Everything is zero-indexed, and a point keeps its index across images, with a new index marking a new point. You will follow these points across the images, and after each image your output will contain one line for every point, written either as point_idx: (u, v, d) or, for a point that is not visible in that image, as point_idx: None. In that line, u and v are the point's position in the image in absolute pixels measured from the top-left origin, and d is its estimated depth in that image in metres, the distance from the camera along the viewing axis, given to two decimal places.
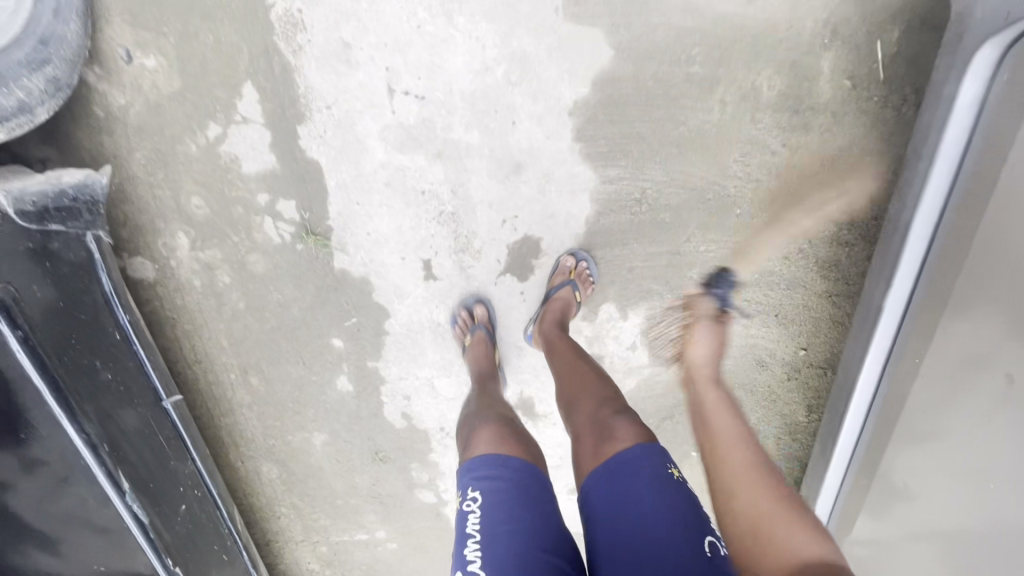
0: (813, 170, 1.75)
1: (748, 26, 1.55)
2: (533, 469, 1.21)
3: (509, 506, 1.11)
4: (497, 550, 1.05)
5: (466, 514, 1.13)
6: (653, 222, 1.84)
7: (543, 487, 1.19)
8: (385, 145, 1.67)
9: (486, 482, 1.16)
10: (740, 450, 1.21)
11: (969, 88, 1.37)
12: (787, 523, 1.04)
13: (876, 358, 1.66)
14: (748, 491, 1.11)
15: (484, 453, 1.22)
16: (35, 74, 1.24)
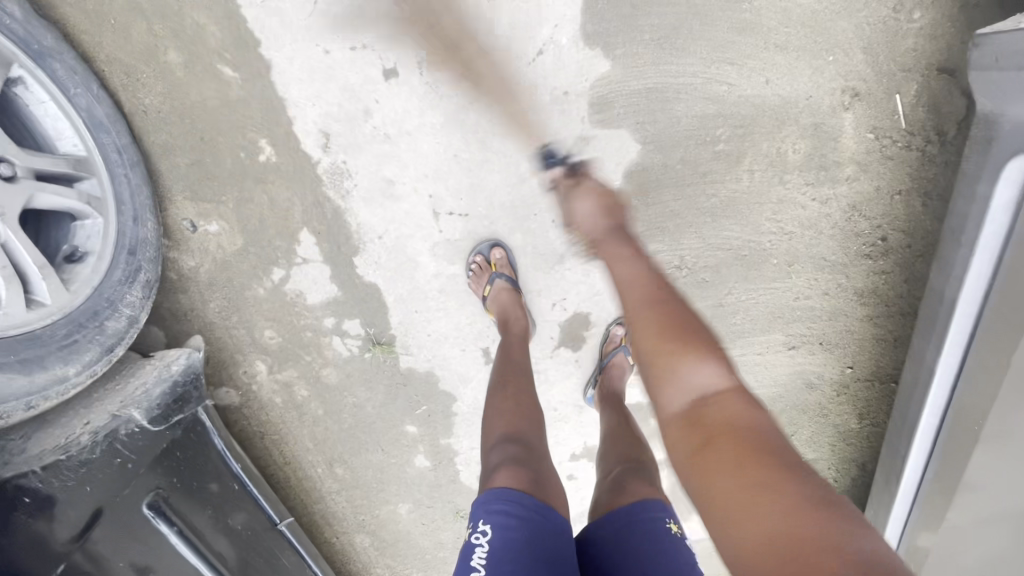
0: (844, 215, 1.81)
1: (769, 101, 1.60)
2: (548, 510, 1.22)
3: (516, 549, 1.14)
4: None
5: (475, 545, 1.18)
6: (695, 282, 1.91)
7: (557, 528, 1.22)
8: (435, 259, 1.76)
9: (502, 517, 1.18)
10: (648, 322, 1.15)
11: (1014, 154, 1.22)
12: (686, 360, 1.05)
13: (933, 411, 1.52)
14: (676, 392, 1.03)
15: (504, 488, 1.22)
16: (134, 283, 1.36)
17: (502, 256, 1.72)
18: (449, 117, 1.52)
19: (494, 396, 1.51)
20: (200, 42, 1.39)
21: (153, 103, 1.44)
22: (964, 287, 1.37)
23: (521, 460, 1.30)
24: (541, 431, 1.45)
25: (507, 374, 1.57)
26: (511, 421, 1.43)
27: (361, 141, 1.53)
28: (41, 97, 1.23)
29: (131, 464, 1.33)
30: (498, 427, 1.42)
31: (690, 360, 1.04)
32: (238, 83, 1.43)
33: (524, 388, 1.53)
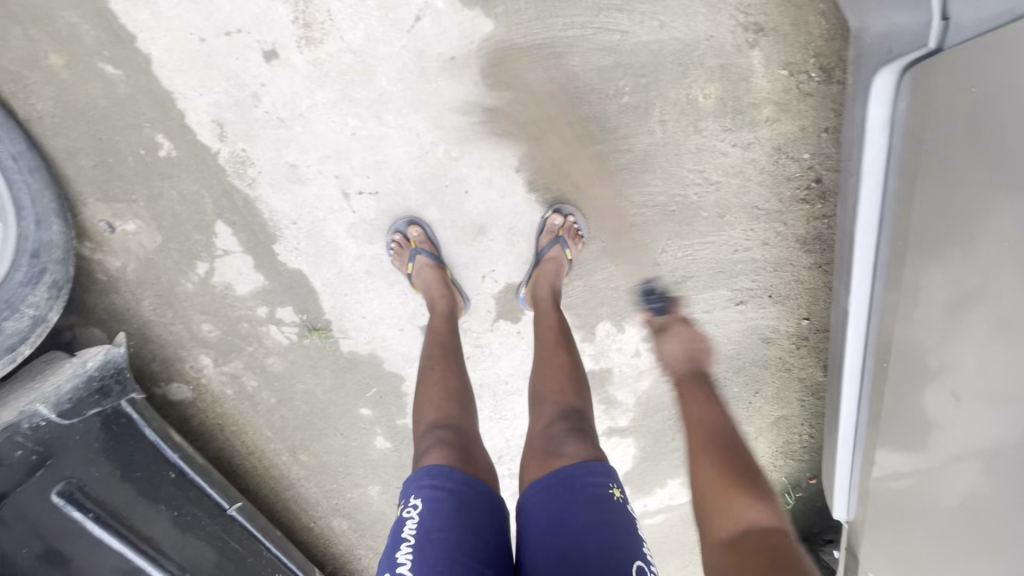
0: (771, 159, 1.73)
1: (668, 46, 1.54)
2: (477, 482, 1.22)
3: (446, 518, 1.13)
4: (424, 557, 1.08)
5: (404, 519, 1.16)
6: (625, 242, 1.87)
7: (488, 500, 1.21)
8: (355, 241, 1.77)
9: (429, 491, 1.18)
10: (704, 430, 1.24)
11: (884, 80, 1.23)
12: (743, 503, 1.08)
13: (854, 352, 1.50)
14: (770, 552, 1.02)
15: (434, 465, 1.23)
16: (36, 286, 1.40)
17: (419, 233, 1.70)
18: (339, 94, 1.51)
19: (425, 381, 1.49)
20: (78, 41, 1.40)
21: (46, 107, 1.46)
22: (860, 221, 1.36)
23: (451, 440, 1.31)
24: (472, 413, 1.44)
25: (438, 355, 1.56)
26: (439, 406, 1.41)
27: (256, 127, 1.53)
28: None
29: (35, 455, 1.41)
30: (427, 411, 1.41)
31: (754, 505, 1.08)
32: (122, 79, 1.44)
33: (451, 367, 1.53)
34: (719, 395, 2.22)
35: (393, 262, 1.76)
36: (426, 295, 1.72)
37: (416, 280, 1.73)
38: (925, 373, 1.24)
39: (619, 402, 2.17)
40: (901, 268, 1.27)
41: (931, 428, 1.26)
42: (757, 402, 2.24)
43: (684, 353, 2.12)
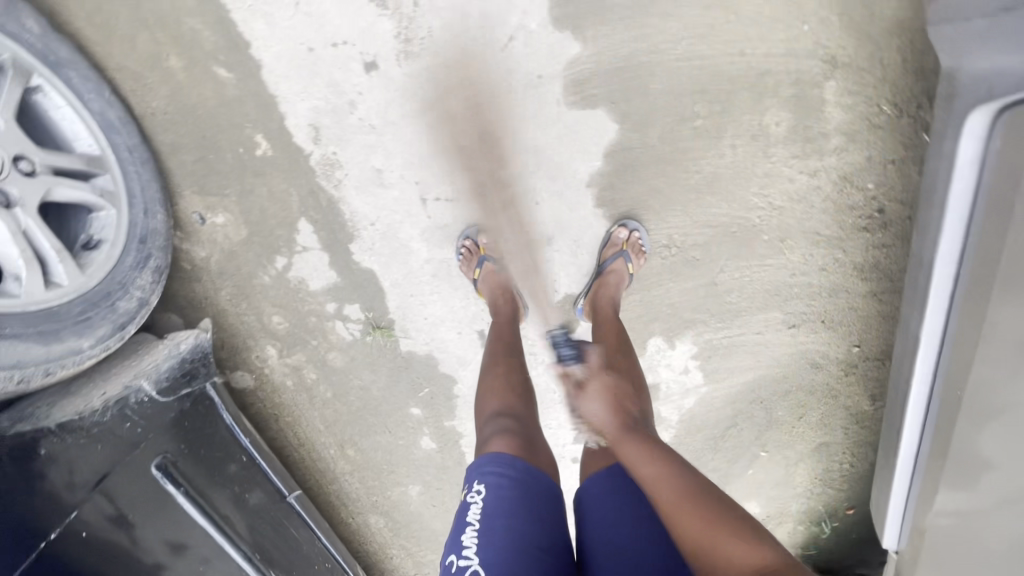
0: (836, 187, 1.78)
1: (748, 74, 1.60)
2: (539, 471, 1.27)
3: (511, 505, 1.17)
4: (490, 540, 1.13)
5: (469, 504, 1.20)
6: (684, 260, 1.91)
7: (548, 489, 1.26)
8: (427, 245, 1.84)
9: (494, 478, 1.22)
10: (672, 480, 1.10)
11: (979, 118, 1.27)
12: (728, 537, 1.00)
13: (922, 382, 1.52)
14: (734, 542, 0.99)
15: (497, 452, 1.27)
16: (146, 269, 1.47)
17: (490, 241, 1.78)
18: (430, 105, 1.59)
19: (489, 372, 1.55)
20: (197, 45, 1.50)
21: (159, 105, 1.56)
22: (940, 254, 1.40)
23: (514, 427, 1.35)
24: (532, 405, 1.48)
25: (500, 352, 1.61)
26: (502, 397, 1.45)
27: (348, 132, 1.62)
28: (57, 101, 1.36)
29: (138, 427, 1.44)
30: (491, 400, 1.46)
31: (735, 542, 0.99)
32: (233, 82, 1.54)
33: (516, 365, 1.56)
34: (764, 417, 2.24)
35: (461, 267, 1.83)
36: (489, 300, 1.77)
37: (481, 286, 1.78)
38: (988, 414, 1.28)
39: (664, 418, 2.20)
40: (976, 308, 1.31)
41: (984, 469, 1.30)
42: (801, 427, 2.25)
43: (733, 372, 2.15)
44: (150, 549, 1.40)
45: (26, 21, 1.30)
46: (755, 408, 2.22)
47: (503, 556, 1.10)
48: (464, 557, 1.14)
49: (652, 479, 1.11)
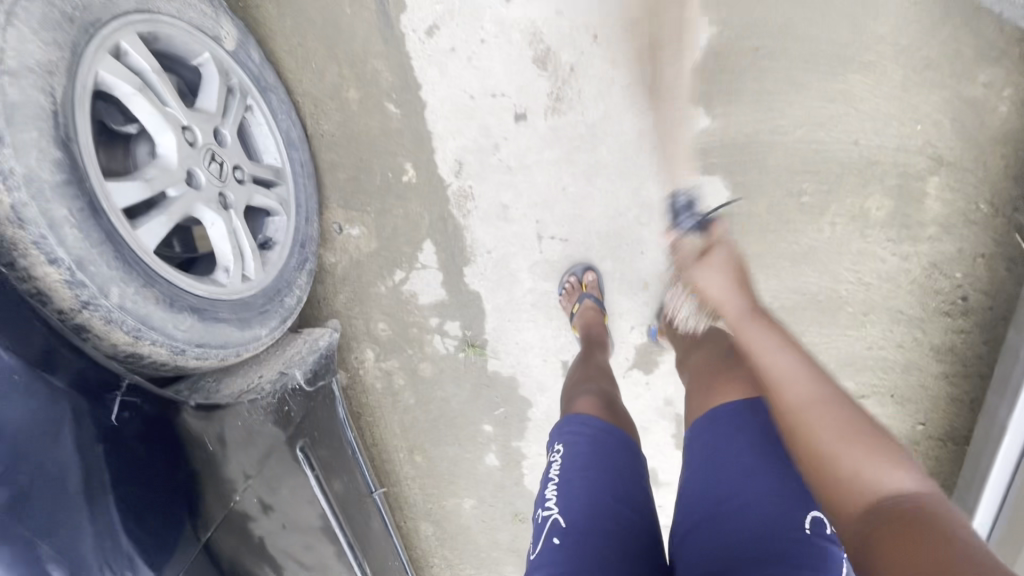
0: (924, 272, 1.88)
1: (859, 161, 1.72)
2: (614, 428, 1.30)
3: (586, 458, 1.22)
4: (569, 492, 1.17)
5: (551, 463, 1.27)
6: (769, 321, 2.03)
7: (625, 445, 1.27)
8: (533, 276, 2.00)
9: (573, 436, 1.28)
10: (748, 325, 1.22)
11: None
12: (769, 360, 1.09)
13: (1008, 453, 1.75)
14: (836, 417, 0.94)
15: (576, 414, 1.35)
16: (303, 270, 1.66)
17: (592, 280, 1.92)
18: (564, 155, 1.77)
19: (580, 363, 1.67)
20: (374, 83, 1.70)
21: (330, 128, 1.77)
22: None
23: (595, 397, 1.41)
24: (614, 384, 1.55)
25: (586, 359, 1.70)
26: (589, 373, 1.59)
27: (487, 171, 1.81)
28: (259, 120, 1.56)
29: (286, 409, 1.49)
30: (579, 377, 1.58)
31: (770, 359, 1.09)
32: (398, 117, 1.74)
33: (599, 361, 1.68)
34: None
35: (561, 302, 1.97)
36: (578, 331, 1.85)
37: (575, 320, 1.89)
38: None
39: None
40: None
41: None
42: None
43: None
44: (242, 503, 1.34)
45: (251, 51, 1.50)
46: None
47: (581, 504, 1.14)
48: (547, 508, 1.19)
49: (786, 377, 1.03)
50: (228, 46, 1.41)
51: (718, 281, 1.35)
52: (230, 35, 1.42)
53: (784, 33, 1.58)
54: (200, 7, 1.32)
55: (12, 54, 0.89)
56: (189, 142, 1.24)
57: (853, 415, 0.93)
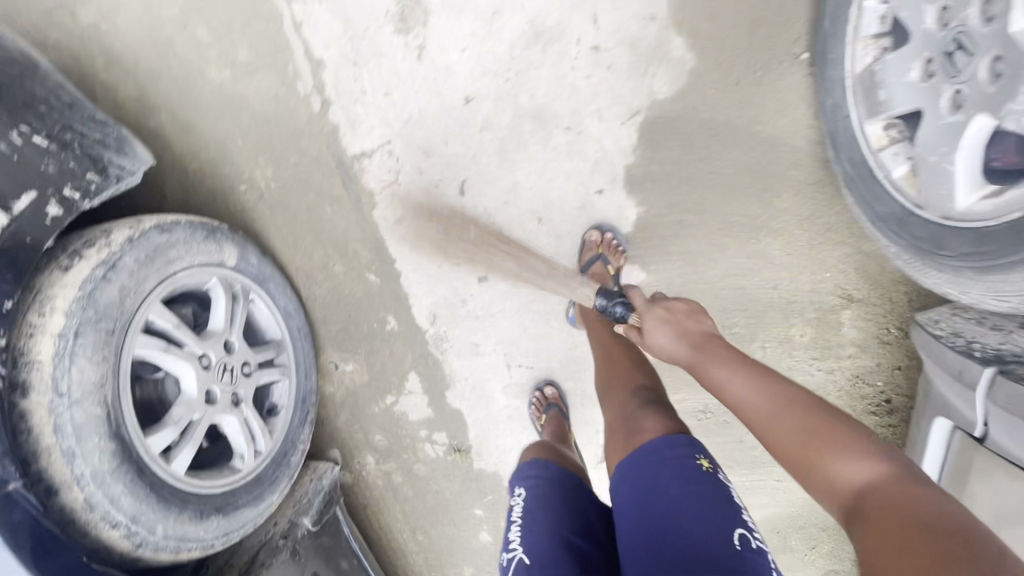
0: (849, 380, 2.07)
1: (778, 300, 1.95)
2: (569, 471, 1.37)
3: (545, 499, 1.26)
4: (530, 529, 1.19)
5: (512, 506, 1.30)
6: (717, 422, 2.28)
7: (580, 486, 1.32)
8: (506, 394, 2.27)
9: (530, 480, 1.34)
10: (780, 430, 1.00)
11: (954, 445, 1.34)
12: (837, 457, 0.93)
13: None
14: (777, 422, 1.01)
15: (532, 459, 1.40)
16: (304, 423, 1.96)
17: (554, 392, 2.14)
18: (523, 303, 2.05)
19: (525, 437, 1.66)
20: (357, 258, 1.97)
21: (320, 293, 2.04)
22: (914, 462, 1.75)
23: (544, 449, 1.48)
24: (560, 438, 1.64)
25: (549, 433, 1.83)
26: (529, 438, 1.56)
27: (458, 318, 2.09)
28: (260, 305, 1.83)
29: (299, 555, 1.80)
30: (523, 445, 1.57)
31: (843, 460, 0.92)
32: (378, 282, 2.02)
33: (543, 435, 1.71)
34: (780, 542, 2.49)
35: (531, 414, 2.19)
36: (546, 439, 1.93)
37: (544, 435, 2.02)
38: None
39: None
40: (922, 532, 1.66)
41: None
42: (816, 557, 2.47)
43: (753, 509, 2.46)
44: None
45: (249, 255, 1.76)
46: (774, 537, 2.48)
47: (541, 539, 1.16)
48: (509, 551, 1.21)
49: (751, 404, 1.05)
50: (230, 264, 1.68)
51: (665, 329, 1.21)
52: (230, 253, 1.68)
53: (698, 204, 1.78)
54: (205, 246, 1.58)
55: (73, 386, 1.18)
56: (204, 367, 1.52)
57: (748, 366, 1.09)
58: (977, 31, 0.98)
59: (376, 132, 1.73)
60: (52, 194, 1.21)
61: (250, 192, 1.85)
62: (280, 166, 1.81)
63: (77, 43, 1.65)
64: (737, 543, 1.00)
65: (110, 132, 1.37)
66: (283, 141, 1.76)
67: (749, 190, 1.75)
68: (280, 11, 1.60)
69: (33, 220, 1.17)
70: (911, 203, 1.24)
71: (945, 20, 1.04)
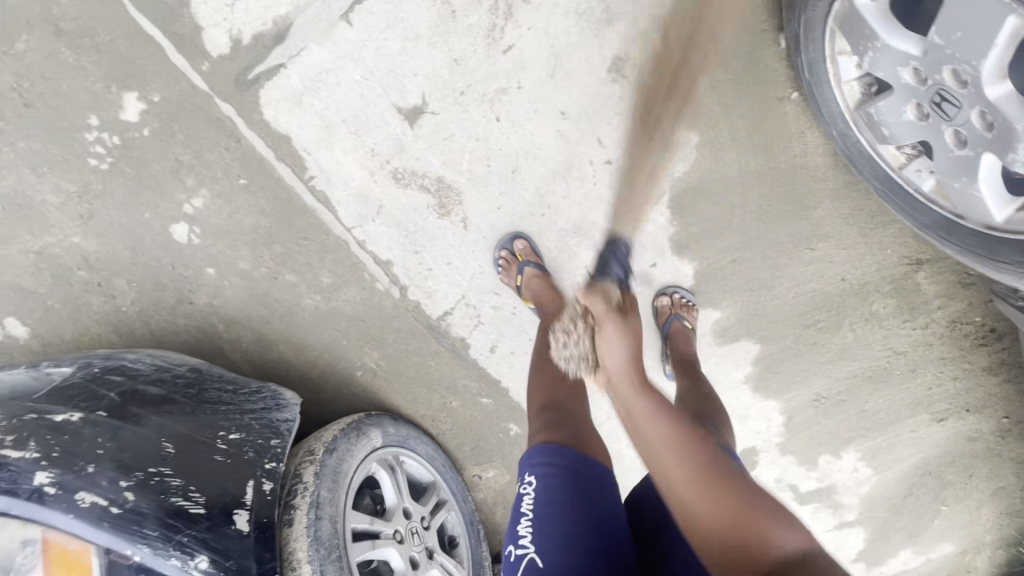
0: (947, 326, 2.15)
1: (852, 287, 2.05)
2: (589, 458, 1.32)
3: (556, 493, 1.26)
4: (543, 528, 1.24)
5: (522, 495, 1.31)
6: (834, 403, 2.34)
7: (600, 473, 1.30)
8: (633, 448, 2.31)
9: (541, 468, 1.31)
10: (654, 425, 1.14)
11: None
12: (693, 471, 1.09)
13: None
14: (667, 451, 1.11)
15: (546, 443, 1.34)
16: (479, 540, 2.23)
17: (524, 245, 1.80)
18: None
19: (534, 366, 1.58)
20: (466, 390, 2.21)
21: (446, 428, 2.28)
22: None
23: (558, 424, 1.39)
24: (584, 398, 1.48)
25: (546, 347, 1.64)
26: (548, 390, 1.49)
27: None
28: (412, 462, 2.09)
29: None
30: (538, 397, 1.50)
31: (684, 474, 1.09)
32: (492, 402, 2.25)
33: (559, 353, 1.60)
34: (936, 483, 2.50)
35: (502, 279, 1.84)
36: (538, 304, 1.76)
37: (525, 293, 1.79)
38: None
39: (848, 505, 2.53)
40: None
41: None
42: (977, 483, 2.46)
43: (900, 464, 2.47)
44: None
45: (388, 426, 2.03)
46: (930, 480, 2.49)
47: (557, 545, 1.21)
48: (522, 544, 1.25)
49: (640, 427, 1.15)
50: (380, 443, 1.95)
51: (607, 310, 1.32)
52: (376, 434, 1.96)
53: (744, 237, 1.89)
54: (360, 442, 1.87)
55: None
56: (400, 540, 1.84)
57: (638, 383, 1.20)
58: (956, 89, 1.11)
59: (450, 293, 1.96)
60: (261, 473, 1.48)
61: (365, 374, 2.09)
62: (381, 346, 2.05)
63: (199, 322, 1.95)
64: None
65: (266, 397, 1.70)
66: (378, 328, 2.01)
67: (787, 213, 1.86)
68: (344, 239, 1.83)
69: (261, 502, 1.43)
70: (952, 211, 1.34)
71: (922, 76, 1.16)
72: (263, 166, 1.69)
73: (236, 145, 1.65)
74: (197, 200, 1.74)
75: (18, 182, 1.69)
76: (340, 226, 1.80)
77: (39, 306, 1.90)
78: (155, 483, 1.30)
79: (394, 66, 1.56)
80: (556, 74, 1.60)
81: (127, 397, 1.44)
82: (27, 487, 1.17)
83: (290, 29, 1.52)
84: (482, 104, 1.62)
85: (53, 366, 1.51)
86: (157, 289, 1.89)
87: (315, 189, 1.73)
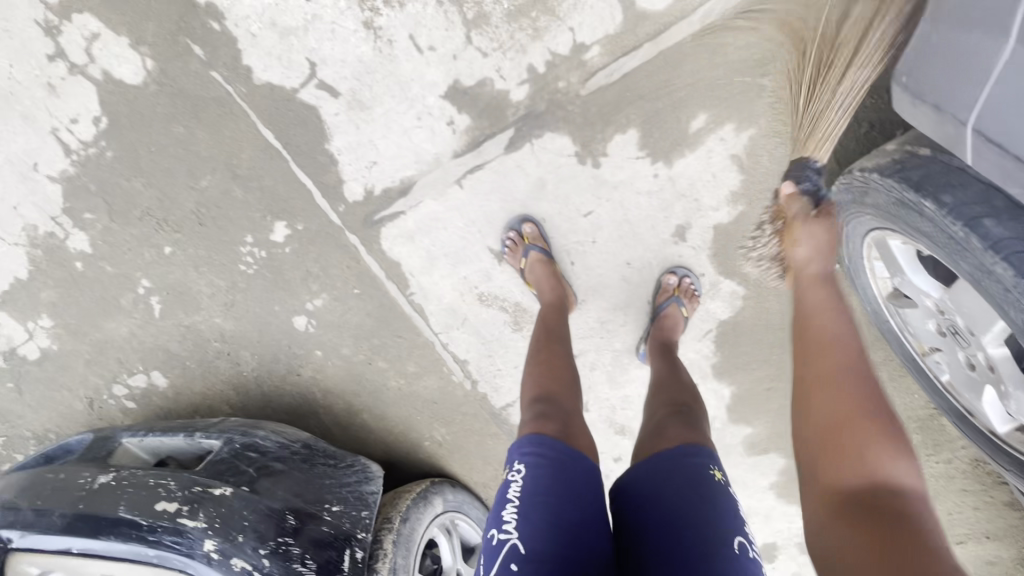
0: (966, 461, 2.29)
1: None
2: (582, 456, 1.28)
3: (547, 482, 1.20)
4: (528, 516, 1.16)
5: (509, 482, 1.24)
6: None
7: (587, 470, 1.26)
8: None
9: (532, 457, 1.25)
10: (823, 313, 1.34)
11: None
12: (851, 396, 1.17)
13: None
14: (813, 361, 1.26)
15: (535, 433, 1.30)
16: None
17: (533, 229, 1.83)
18: None
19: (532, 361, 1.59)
20: None
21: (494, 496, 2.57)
22: None
23: (551, 415, 1.37)
24: (573, 393, 1.48)
25: (543, 341, 1.67)
26: (541, 383, 1.50)
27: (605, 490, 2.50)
28: (465, 524, 2.39)
29: None
30: (528, 390, 1.50)
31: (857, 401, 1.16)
32: None
33: (559, 354, 1.61)
34: None
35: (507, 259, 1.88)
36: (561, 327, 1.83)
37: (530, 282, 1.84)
38: None
39: None
40: None
41: None
42: None
43: None
44: None
45: (448, 493, 2.35)
46: None
47: (540, 533, 1.13)
48: (504, 531, 1.16)
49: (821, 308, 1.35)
50: (441, 508, 2.27)
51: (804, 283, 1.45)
52: (438, 501, 2.28)
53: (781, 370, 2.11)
54: (425, 508, 2.20)
55: None
56: None
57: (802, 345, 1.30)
58: (966, 331, 1.32)
59: (514, 388, 2.26)
60: (355, 542, 1.80)
61: (432, 445, 2.42)
62: (448, 424, 2.38)
63: (303, 391, 2.33)
64: (740, 551, 1.10)
65: (358, 470, 2.00)
66: (449, 410, 2.34)
67: None
68: (431, 340, 2.16)
69: (356, 568, 1.78)
70: (963, 406, 1.55)
71: (942, 309, 1.38)
72: (374, 281, 2.05)
73: (356, 264, 2.01)
74: (318, 301, 2.11)
75: (183, 276, 2.11)
76: (429, 329, 2.14)
77: (178, 365, 2.31)
78: (282, 551, 1.66)
79: (493, 218, 1.88)
80: (626, 234, 1.88)
81: (260, 472, 1.81)
82: (199, 551, 1.59)
83: (413, 186, 1.85)
84: (561, 254, 1.91)
85: (203, 436, 1.92)
86: (273, 361, 2.27)
87: (413, 302, 2.08)
